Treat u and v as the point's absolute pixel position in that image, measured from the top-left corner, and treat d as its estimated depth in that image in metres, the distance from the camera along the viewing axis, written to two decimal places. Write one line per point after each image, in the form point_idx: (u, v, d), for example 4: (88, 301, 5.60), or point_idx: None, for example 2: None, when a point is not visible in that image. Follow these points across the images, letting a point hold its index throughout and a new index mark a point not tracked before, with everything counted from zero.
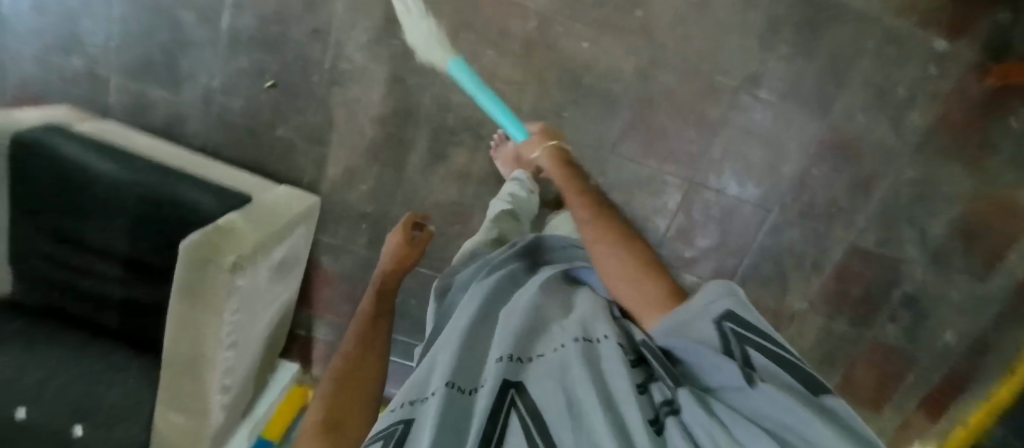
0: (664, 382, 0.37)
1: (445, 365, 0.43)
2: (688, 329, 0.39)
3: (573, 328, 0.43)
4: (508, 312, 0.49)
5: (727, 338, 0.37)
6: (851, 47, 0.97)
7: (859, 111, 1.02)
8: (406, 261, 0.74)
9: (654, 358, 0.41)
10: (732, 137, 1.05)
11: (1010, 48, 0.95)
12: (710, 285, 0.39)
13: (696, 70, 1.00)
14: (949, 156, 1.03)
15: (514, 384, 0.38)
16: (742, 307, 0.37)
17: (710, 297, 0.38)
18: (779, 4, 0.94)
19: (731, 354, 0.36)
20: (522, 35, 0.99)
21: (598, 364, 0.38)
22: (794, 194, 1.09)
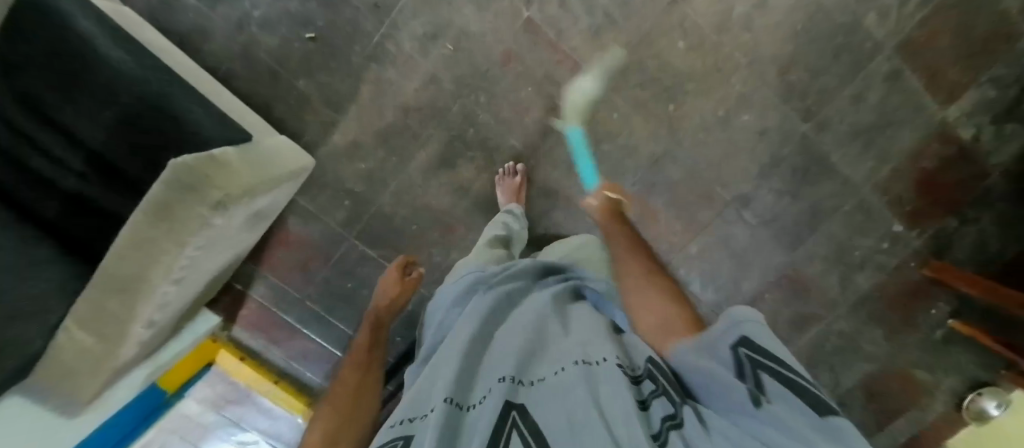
0: (665, 400, 0.32)
1: (448, 379, 0.40)
2: (699, 353, 0.35)
3: (577, 351, 0.40)
4: (509, 336, 0.46)
5: (740, 363, 0.32)
6: (829, 203, 1.10)
7: (818, 258, 1.14)
8: (397, 300, 0.81)
9: (654, 381, 0.35)
10: (709, 242, 1.13)
11: (944, 250, 1.11)
12: (729, 311, 0.34)
13: (701, 174, 1.08)
14: (875, 320, 1.17)
15: (515, 404, 0.35)
16: (757, 332, 0.32)
17: (721, 325, 0.34)
18: (785, 146, 1.06)
19: (743, 377, 0.31)
20: (565, 85, 1.02)
21: (599, 383, 0.34)
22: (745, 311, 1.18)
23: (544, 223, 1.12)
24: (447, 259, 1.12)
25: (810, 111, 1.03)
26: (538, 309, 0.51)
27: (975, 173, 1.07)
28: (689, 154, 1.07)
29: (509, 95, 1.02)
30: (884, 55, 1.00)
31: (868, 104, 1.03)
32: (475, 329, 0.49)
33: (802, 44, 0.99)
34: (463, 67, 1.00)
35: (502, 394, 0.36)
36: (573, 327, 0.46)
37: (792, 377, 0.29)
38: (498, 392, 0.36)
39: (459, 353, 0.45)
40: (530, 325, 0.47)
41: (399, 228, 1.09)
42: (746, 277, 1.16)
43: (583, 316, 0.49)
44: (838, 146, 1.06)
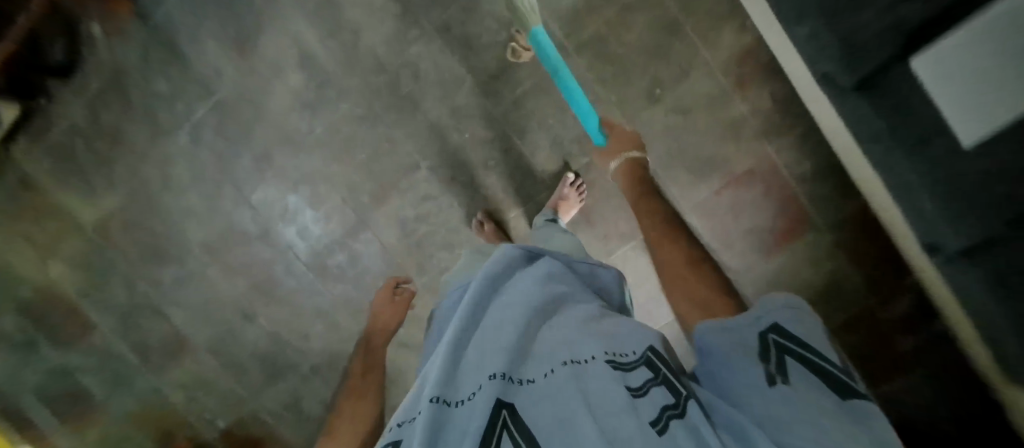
0: (664, 389, 0.41)
1: (434, 379, 0.44)
2: (729, 329, 0.45)
3: (567, 349, 0.46)
4: (498, 320, 0.51)
5: (767, 346, 0.42)
6: (234, 381, 1.28)
7: (189, 369, 1.29)
8: (388, 321, 0.84)
9: (651, 369, 0.44)
10: (209, 280, 1.23)
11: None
12: (766, 297, 0.46)
13: (264, 291, 1.22)
14: (132, 413, 1.32)
15: (508, 404, 0.40)
16: (794, 319, 0.43)
17: (758, 312, 0.45)
18: (284, 354, 1.25)
19: (766, 359, 0.41)
20: (360, 188, 1.13)
21: (586, 381, 0.41)
22: (121, 317, 1.25)
23: (230, 144, 1.14)
24: (211, 35, 1.08)
25: (306, 379, 1.26)
26: (528, 290, 0.55)
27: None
28: (288, 282, 1.21)
29: (358, 135, 1.10)
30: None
31: (309, 417, 1.28)
32: (461, 325, 0.51)
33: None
34: (382, 99, 1.07)
35: (495, 390, 0.41)
36: (557, 321, 0.51)
37: (813, 359, 0.40)
38: (489, 389, 0.40)
39: (460, 345, 0.48)
40: (523, 317, 0.50)
41: None
42: (154, 319, 1.26)
43: (586, 311, 0.54)
44: (274, 399, 1.28)
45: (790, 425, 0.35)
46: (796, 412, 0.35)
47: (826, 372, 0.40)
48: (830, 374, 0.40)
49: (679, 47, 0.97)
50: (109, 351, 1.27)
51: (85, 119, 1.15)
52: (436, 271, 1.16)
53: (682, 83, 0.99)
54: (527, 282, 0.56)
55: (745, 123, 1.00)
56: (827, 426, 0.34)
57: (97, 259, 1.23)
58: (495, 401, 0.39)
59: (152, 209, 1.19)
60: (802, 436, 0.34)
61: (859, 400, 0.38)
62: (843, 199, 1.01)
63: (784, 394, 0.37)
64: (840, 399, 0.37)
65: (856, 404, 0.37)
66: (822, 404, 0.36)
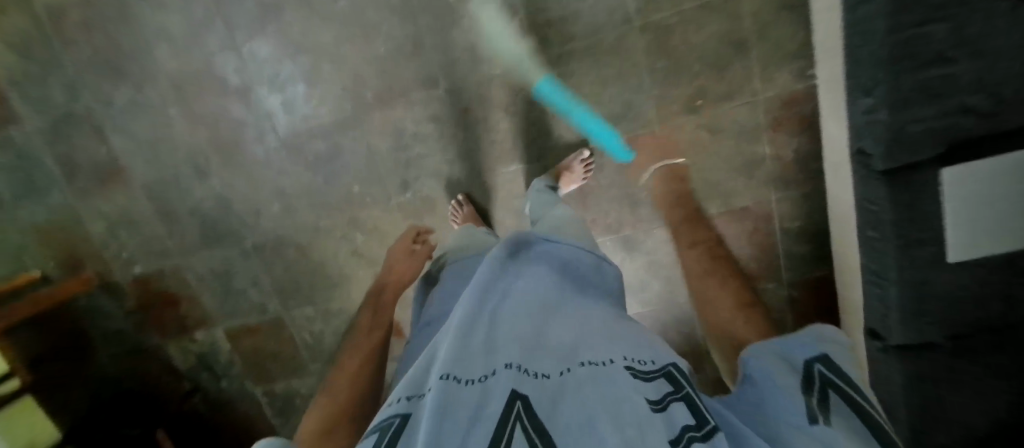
0: (682, 407, 0.36)
1: (444, 355, 0.38)
2: (769, 359, 0.45)
3: (587, 351, 0.41)
4: (514, 309, 0.46)
5: (810, 377, 0.41)
6: (163, 229, 1.19)
7: (119, 200, 1.18)
8: (402, 276, 0.91)
9: (673, 387, 0.39)
10: (167, 116, 1.10)
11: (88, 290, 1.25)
12: (812, 330, 0.46)
13: (224, 150, 1.11)
14: (44, 220, 1.21)
15: (523, 396, 0.33)
16: (833, 356, 0.42)
17: (812, 342, 0.44)
18: (227, 220, 1.17)
19: (809, 391, 0.40)
20: (366, 81, 1.03)
21: (605, 380, 0.36)
22: (51, 122, 1.13)
23: None
24: None
25: (243, 252, 1.19)
26: (543, 286, 0.52)
27: (135, 341, 1.30)
28: (254, 150, 1.11)
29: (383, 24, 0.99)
30: (263, 315, 1.25)
31: (235, 291, 1.23)
32: (474, 304, 0.46)
33: (300, 269, 1.20)
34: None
35: (511, 381, 0.35)
36: (573, 319, 0.47)
37: (853, 394, 0.38)
38: (505, 379, 0.35)
39: (473, 326, 0.43)
40: (540, 313, 0.46)
41: None
42: (91, 137, 1.13)
43: (600, 319, 0.50)
44: (201, 262, 1.21)
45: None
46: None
47: (860, 408, 0.37)
48: (869, 413, 0.37)
49: (737, 68, 0.94)
50: (29, 153, 1.16)
51: None
52: (415, 195, 1.11)
53: (724, 103, 0.97)
54: (541, 282, 0.53)
55: (761, 164, 1.01)
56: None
57: (38, 48, 1.08)
58: (507, 391, 0.33)
59: (126, 12, 1.04)
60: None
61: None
62: (816, 261, 1.07)
63: (821, 433, 0.35)
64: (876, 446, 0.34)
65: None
66: (863, 446, 0.34)
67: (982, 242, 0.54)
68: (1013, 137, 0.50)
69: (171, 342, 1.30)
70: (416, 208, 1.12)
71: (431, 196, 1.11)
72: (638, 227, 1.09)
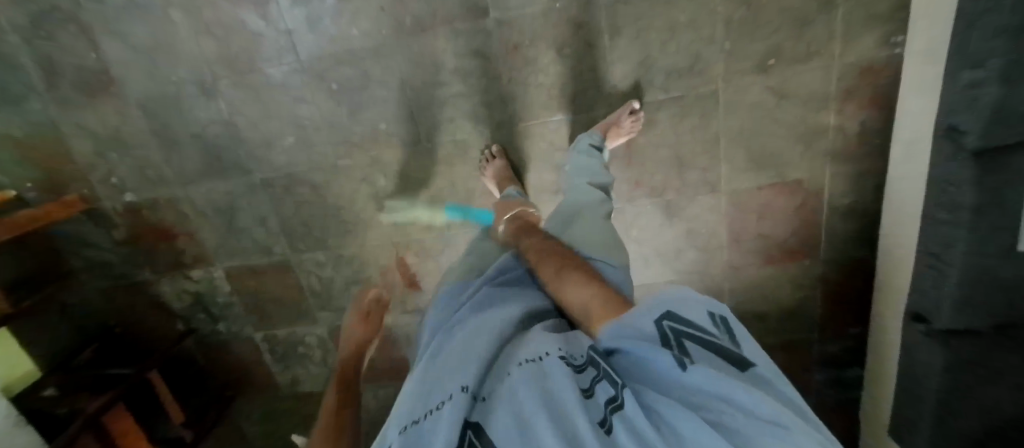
0: (607, 383, 0.38)
1: (404, 408, 0.41)
2: (632, 327, 0.42)
3: (524, 352, 0.44)
4: (469, 332, 0.50)
5: (666, 335, 0.40)
6: (160, 153, 1.07)
7: (109, 116, 1.04)
8: (362, 343, 0.82)
9: (596, 367, 0.41)
10: (169, 23, 0.96)
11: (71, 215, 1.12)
12: (651, 296, 0.44)
13: (235, 69, 0.98)
14: (19, 132, 1.06)
15: (474, 423, 0.36)
16: (679, 310, 0.41)
17: (649, 303, 0.43)
18: (233, 150, 1.05)
19: (669, 346, 0.39)
20: (405, 3, 0.91)
21: (545, 379, 0.39)
22: (29, 16, 0.97)
23: None
24: None
25: (250, 187, 1.08)
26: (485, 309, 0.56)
27: (124, 275, 1.20)
28: (270, 74, 0.98)
29: None
30: (269, 257, 1.15)
31: (238, 229, 1.13)
32: (426, 358, 0.49)
33: (313, 211, 1.10)
34: None
35: (462, 407, 0.37)
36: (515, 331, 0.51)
37: (709, 337, 0.39)
38: (459, 405, 0.37)
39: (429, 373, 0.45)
40: (490, 330, 0.50)
41: None
42: (78, 39, 0.98)
43: (551, 321, 0.54)
44: (202, 195, 1.10)
45: (715, 407, 0.33)
46: (722, 389, 0.33)
47: (723, 349, 0.38)
48: (728, 349, 0.38)
49: (820, 26, 0.86)
50: (1, 51, 1.00)
51: None
52: (448, 139, 1.02)
53: (798, 65, 0.90)
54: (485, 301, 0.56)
55: (823, 135, 0.95)
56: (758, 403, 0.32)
57: None
58: (459, 420, 0.36)
59: None
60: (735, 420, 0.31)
61: (755, 368, 0.36)
62: (858, 243, 1.05)
63: (693, 378, 0.35)
64: (741, 370, 0.36)
65: (755, 373, 0.36)
66: (739, 377, 0.35)
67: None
68: None
69: (164, 279, 1.20)
70: (448, 154, 1.04)
71: (466, 142, 1.02)
72: (681, 192, 1.04)
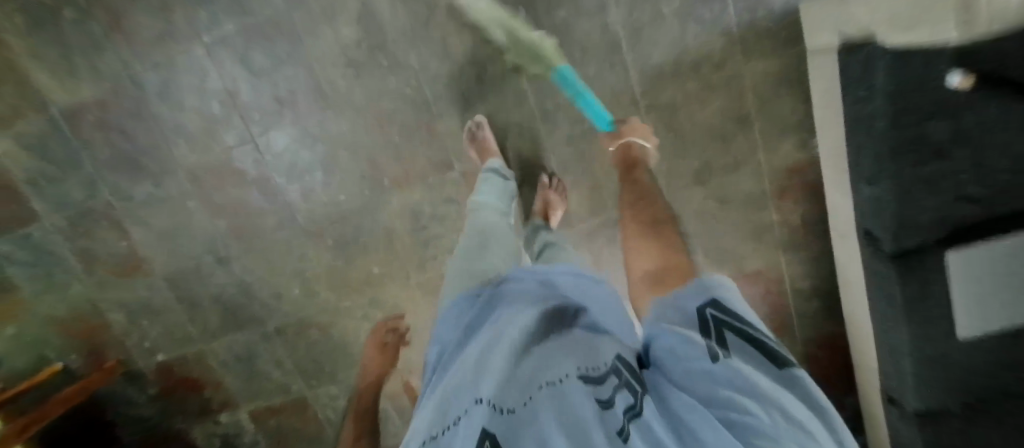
0: (627, 394, 0.39)
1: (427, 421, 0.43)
2: (677, 323, 0.44)
3: (546, 368, 0.43)
4: (491, 340, 0.49)
5: (707, 321, 0.42)
6: (185, 316, 1.20)
7: (140, 291, 1.19)
8: (377, 369, 0.98)
9: (619, 380, 0.41)
10: (187, 209, 1.12)
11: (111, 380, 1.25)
12: (708, 276, 0.47)
13: (245, 238, 1.14)
14: (66, 315, 1.22)
15: (491, 432, 0.36)
16: (725, 300, 0.44)
17: (698, 287, 0.46)
18: (248, 305, 1.19)
19: (705, 334, 0.41)
20: (382, 168, 1.06)
21: (565, 398, 0.38)
22: (72, 220, 1.14)
23: (253, 80, 1.02)
24: None
25: (265, 335, 1.20)
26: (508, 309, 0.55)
27: (159, 425, 1.31)
28: (275, 239, 1.13)
29: (399, 116, 1.02)
30: (287, 394, 1.26)
31: (258, 372, 1.24)
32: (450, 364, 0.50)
33: (322, 349, 1.21)
34: (437, 88, 1.00)
35: (481, 418, 0.37)
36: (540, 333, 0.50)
37: (749, 330, 0.41)
38: (478, 419, 0.37)
39: (450, 384, 0.46)
40: (513, 335, 0.49)
41: None
42: (112, 232, 1.15)
43: (575, 326, 0.53)
44: (224, 347, 1.22)
45: (738, 399, 0.34)
46: (748, 383, 0.35)
47: (759, 340, 0.41)
48: (766, 344, 0.40)
49: (741, 140, 0.98)
50: (50, 251, 1.17)
51: None
52: (434, 273, 1.14)
53: (729, 174, 1.01)
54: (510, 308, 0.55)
55: (770, 229, 1.04)
56: (783, 403, 0.34)
57: (57, 149, 1.09)
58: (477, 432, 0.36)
59: (144, 114, 1.06)
60: (757, 413, 0.33)
61: (793, 367, 0.39)
62: (828, 318, 1.10)
63: (727, 373, 0.37)
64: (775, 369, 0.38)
65: (795, 373, 0.38)
66: (779, 379, 0.37)
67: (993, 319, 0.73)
68: (1009, 220, 0.68)
69: (195, 424, 1.31)
70: (435, 285, 1.15)
71: None
72: None
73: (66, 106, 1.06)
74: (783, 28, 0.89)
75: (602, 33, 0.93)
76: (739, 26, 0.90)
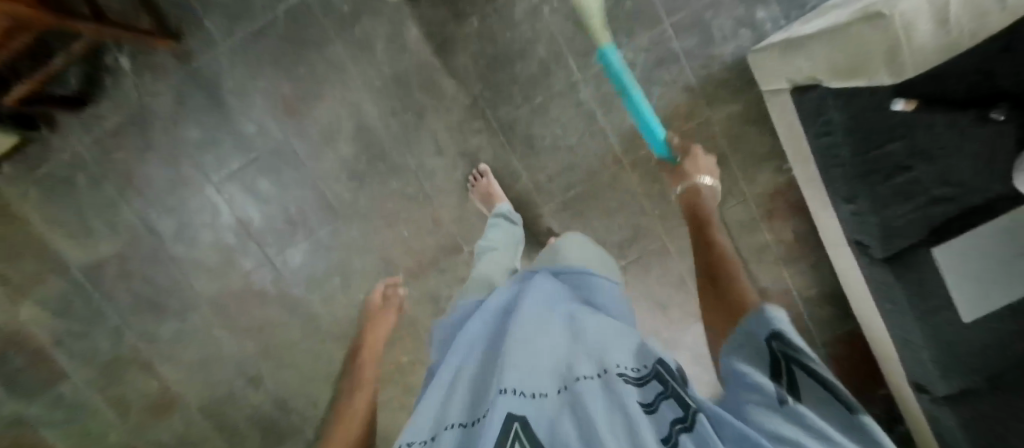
0: (673, 405, 0.37)
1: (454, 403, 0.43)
2: (744, 362, 0.39)
3: (581, 363, 0.43)
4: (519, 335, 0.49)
5: (773, 359, 0.38)
6: (225, 442, 1.21)
7: (177, 426, 1.20)
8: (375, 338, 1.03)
9: (661, 385, 0.40)
10: (214, 337, 1.16)
11: None
12: (769, 309, 0.41)
13: (274, 354, 1.17)
14: None
15: (519, 416, 0.36)
16: (788, 333, 0.39)
17: (757, 320, 0.41)
18: (285, 418, 1.20)
19: (774, 373, 0.37)
20: (396, 263, 1.12)
21: (605, 391, 0.38)
22: (102, 370, 1.16)
23: (262, 206, 1.08)
24: (254, 93, 1.00)
25: (306, 447, 1.20)
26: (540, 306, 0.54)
27: None
28: (303, 349, 1.16)
29: (404, 212, 1.08)
30: None
31: None
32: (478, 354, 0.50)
33: None
34: (435, 182, 1.07)
35: (509, 403, 0.37)
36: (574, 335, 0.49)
37: (820, 372, 0.36)
38: (507, 402, 0.37)
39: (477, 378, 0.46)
40: (546, 337, 0.48)
41: (300, 55, 0.98)
42: (143, 374, 1.17)
43: (610, 326, 0.51)
44: None
45: (797, 438, 0.31)
46: (814, 426, 0.31)
47: (831, 387, 0.34)
48: (839, 390, 0.34)
49: (722, 175, 1.06)
50: (83, 405, 1.18)
51: (84, 157, 1.03)
52: None
53: (718, 207, 1.08)
54: (538, 304, 0.54)
55: (767, 248, 1.11)
56: None
57: (81, 306, 1.12)
58: (503, 414, 0.36)
59: (162, 256, 1.10)
60: None
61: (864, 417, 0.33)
62: (841, 319, 1.15)
63: (790, 421, 0.32)
64: (845, 412, 0.33)
65: (863, 420, 0.32)
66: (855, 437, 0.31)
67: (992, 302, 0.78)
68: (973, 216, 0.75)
69: None
70: None
71: None
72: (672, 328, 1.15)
73: (85, 263, 1.10)
74: (735, 75, 0.99)
75: (576, 106, 1.02)
76: (696, 79, 1.00)
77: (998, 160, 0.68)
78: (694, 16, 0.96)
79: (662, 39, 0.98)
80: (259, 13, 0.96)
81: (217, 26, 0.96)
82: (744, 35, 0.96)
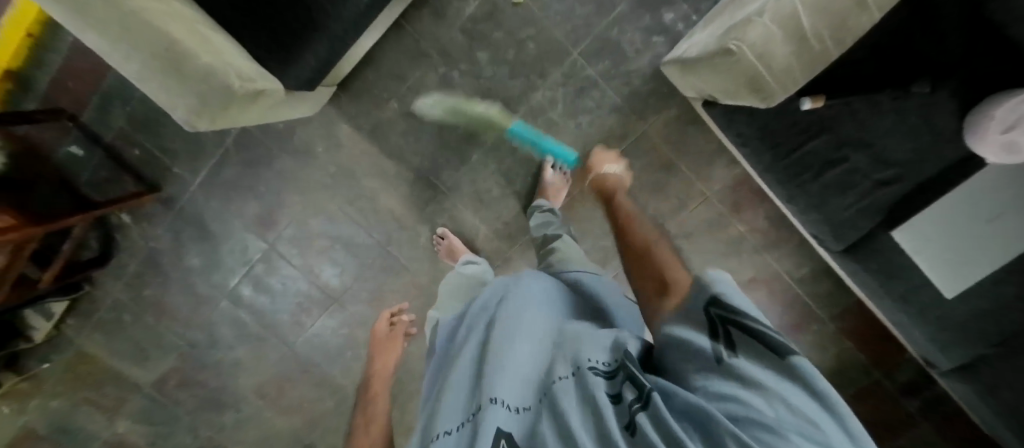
0: (631, 388, 0.34)
1: (447, 412, 0.43)
2: (692, 329, 0.35)
3: (560, 357, 0.42)
4: (501, 329, 0.48)
5: (712, 325, 0.34)
6: None
7: None
8: (389, 352, 1.01)
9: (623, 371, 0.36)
10: (265, 419, 1.33)
11: None
12: (709, 274, 0.37)
13: (316, 423, 1.32)
14: None
15: (506, 432, 0.37)
16: (728, 296, 0.35)
17: (697, 290, 0.37)
18: None
19: (715, 335, 0.33)
20: None
21: (571, 389, 0.37)
22: None
23: (268, 305, 1.22)
24: (230, 216, 1.12)
25: None
26: (522, 297, 0.54)
27: None
28: (337, 413, 1.31)
29: (386, 285, 1.17)
30: None
31: None
32: (468, 353, 0.51)
33: None
34: (403, 252, 1.14)
35: (495, 418, 0.37)
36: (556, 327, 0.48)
37: (757, 326, 0.32)
38: (495, 416, 0.38)
39: (465, 379, 0.47)
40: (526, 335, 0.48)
41: (257, 174, 1.09)
42: None
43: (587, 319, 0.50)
44: None
45: (741, 397, 0.28)
46: (750, 380, 0.28)
47: (771, 337, 0.31)
48: (776, 337, 0.31)
49: (675, 182, 1.03)
50: None
51: (120, 300, 1.23)
52: None
53: (681, 212, 1.05)
54: (521, 297, 0.54)
55: (744, 240, 1.07)
56: (786, 394, 0.26)
57: (155, 415, 1.33)
58: (491, 430, 0.36)
59: (204, 362, 1.28)
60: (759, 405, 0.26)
61: (795, 355, 0.29)
62: (843, 291, 1.10)
63: (734, 382, 0.29)
64: (778, 361, 0.29)
65: (797, 362, 0.29)
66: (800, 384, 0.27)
67: (969, 274, 0.72)
68: (916, 201, 0.73)
69: None
70: None
71: None
72: None
73: (149, 381, 1.31)
74: (658, 84, 0.97)
75: (512, 153, 1.04)
76: (621, 98, 0.98)
77: (942, 125, 0.67)
78: (599, 39, 0.95)
79: (575, 70, 0.97)
80: (213, 149, 1.08)
81: (183, 168, 1.09)
82: (657, 43, 0.93)
